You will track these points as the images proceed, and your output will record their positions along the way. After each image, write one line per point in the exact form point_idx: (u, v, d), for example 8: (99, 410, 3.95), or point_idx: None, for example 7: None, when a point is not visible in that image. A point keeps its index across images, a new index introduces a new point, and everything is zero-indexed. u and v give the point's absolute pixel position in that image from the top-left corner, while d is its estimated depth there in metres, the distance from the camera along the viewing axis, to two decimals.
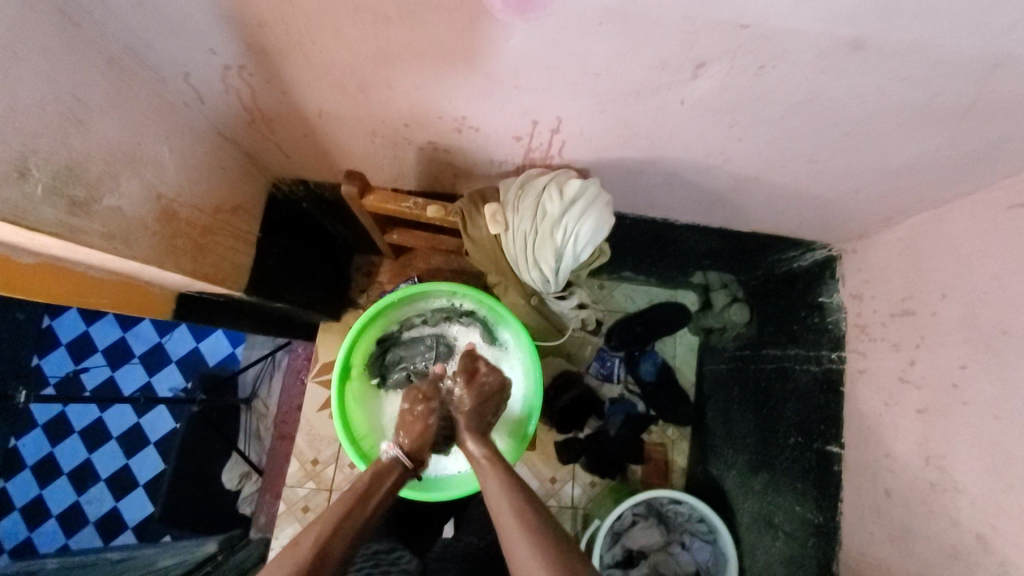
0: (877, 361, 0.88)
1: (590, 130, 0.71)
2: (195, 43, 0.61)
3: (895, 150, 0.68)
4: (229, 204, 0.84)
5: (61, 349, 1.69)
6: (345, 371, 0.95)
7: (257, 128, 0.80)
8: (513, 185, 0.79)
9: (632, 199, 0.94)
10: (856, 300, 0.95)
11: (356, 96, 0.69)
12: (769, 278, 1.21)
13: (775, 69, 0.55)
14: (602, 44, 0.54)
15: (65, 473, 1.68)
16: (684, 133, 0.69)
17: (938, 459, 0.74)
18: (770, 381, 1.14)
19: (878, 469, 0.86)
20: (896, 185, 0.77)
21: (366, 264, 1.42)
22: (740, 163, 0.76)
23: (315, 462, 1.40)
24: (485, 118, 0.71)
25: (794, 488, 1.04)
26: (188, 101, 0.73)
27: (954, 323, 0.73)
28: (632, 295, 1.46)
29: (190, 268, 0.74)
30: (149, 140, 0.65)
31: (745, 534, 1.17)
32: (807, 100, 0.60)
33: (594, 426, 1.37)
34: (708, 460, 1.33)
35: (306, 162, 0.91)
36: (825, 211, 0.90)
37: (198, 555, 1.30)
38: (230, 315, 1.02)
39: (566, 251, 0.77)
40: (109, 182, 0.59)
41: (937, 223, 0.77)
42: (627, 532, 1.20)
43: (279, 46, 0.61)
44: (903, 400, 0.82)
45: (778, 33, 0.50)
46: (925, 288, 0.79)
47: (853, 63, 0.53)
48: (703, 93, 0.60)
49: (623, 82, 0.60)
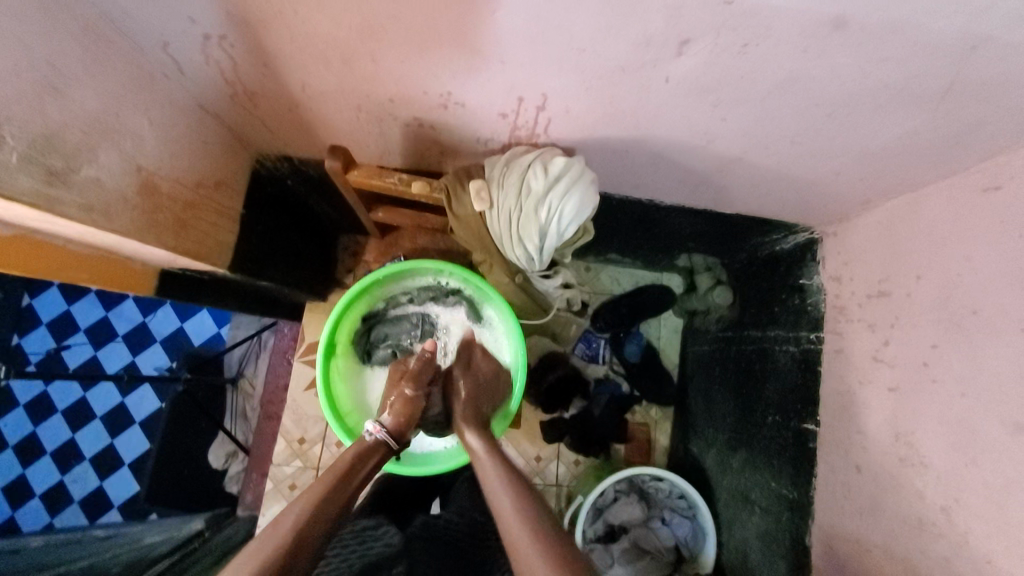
0: (853, 341, 0.90)
1: (575, 108, 0.71)
2: (175, 12, 0.60)
3: (874, 133, 0.69)
4: (211, 179, 0.83)
5: (42, 328, 1.69)
6: (330, 348, 0.96)
7: (240, 102, 0.79)
8: (499, 162, 0.79)
9: (619, 179, 0.95)
10: (835, 282, 0.97)
11: (341, 70, 0.69)
12: (752, 260, 1.23)
13: (758, 48, 0.56)
14: (588, 18, 0.54)
15: (48, 452, 1.67)
16: (670, 112, 0.70)
17: (907, 435, 0.77)
18: (751, 360, 1.17)
19: (850, 445, 0.89)
20: (876, 168, 0.78)
21: (352, 244, 1.42)
22: (724, 143, 0.76)
23: (302, 441, 1.41)
24: (471, 94, 0.71)
25: (770, 464, 1.07)
26: (168, 72, 0.71)
27: (927, 303, 0.75)
28: (619, 278, 1.47)
29: (172, 244, 0.74)
30: (129, 111, 0.64)
31: (724, 509, 1.20)
32: (788, 80, 0.60)
33: (579, 406, 1.39)
34: (690, 438, 1.36)
35: (290, 138, 0.90)
36: (807, 194, 0.91)
37: (185, 532, 1.31)
38: (213, 293, 1.00)
39: (551, 228, 0.77)
40: (87, 152, 0.58)
41: (914, 206, 0.79)
42: (609, 508, 1.24)
43: (261, 15, 0.60)
44: (876, 378, 0.84)
45: (761, 12, 0.50)
46: (901, 270, 0.81)
47: (835, 44, 0.54)
48: (688, 71, 0.61)
49: (609, 59, 0.60)
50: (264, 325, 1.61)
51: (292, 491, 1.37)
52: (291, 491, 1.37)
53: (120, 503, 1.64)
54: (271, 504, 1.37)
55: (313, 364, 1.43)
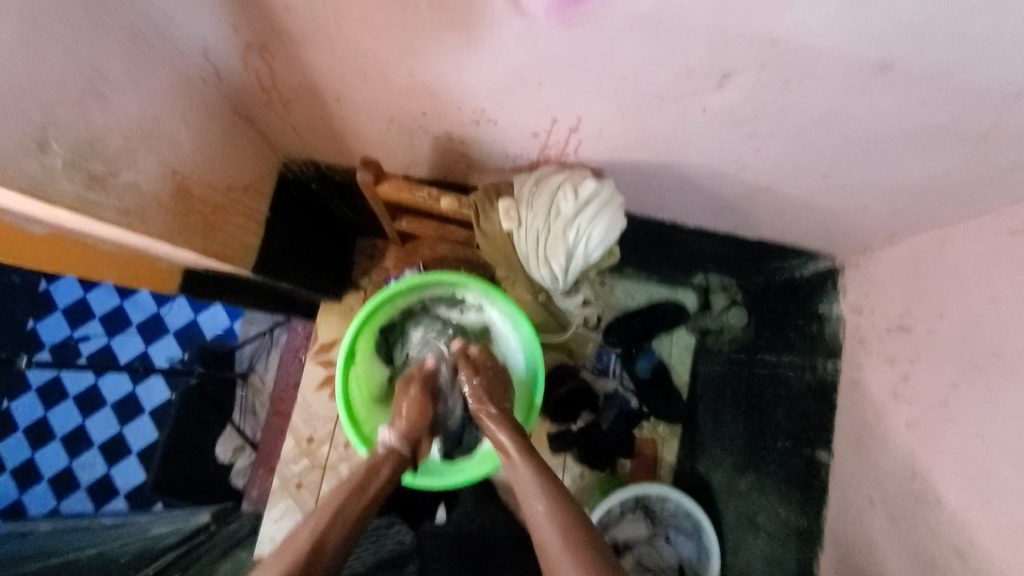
0: (871, 374, 0.90)
1: (607, 131, 0.71)
2: (219, 22, 0.61)
3: (907, 170, 0.69)
4: (241, 182, 0.84)
5: (57, 313, 1.70)
6: (349, 354, 0.96)
7: (274, 108, 0.80)
8: (527, 181, 0.79)
9: (643, 200, 0.94)
10: (855, 313, 0.96)
11: (376, 83, 0.69)
12: (769, 284, 1.22)
13: (799, 85, 0.56)
14: (630, 49, 0.54)
15: (58, 437, 1.69)
16: (702, 141, 0.70)
17: (924, 473, 0.76)
18: (764, 384, 1.16)
19: (864, 479, 0.88)
20: (906, 204, 0.77)
21: (369, 247, 1.43)
22: (754, 171, 0.76)
23: (310, 440, 1.41)
24: (504, 112, 0.71)
25: (779, 490, 1.06)
26: (205, 77, 0.72)
27: (950, 342, 0.75)
28: (632, 292, 1.45)
29: (200, 246, 0.74)
30: (167, 115, 0.65)
31: (730, 532, 1.19)
32: (826, 116, 0.60)
33: (586, 420, 1.38)
34: (696, 457, 1.35)
35: (320, 145, 0.91)
36: (832, 224, 0.91)
37: (191, 524, 1.32)
38: (233, 290, 1.01)
39: (577, 250, 0.78)
40: (127, 157, 0.59)
41: (941, 242, 0.78)
42: (615, 524, 1.22)
43: (305, 29, 0.60)
44: (894, 413, 0.84)
45: (805, 51, 0.50)
46: (925, 306, 0.80)
47: (876, 85, 0.54)
48: (725, 103, 0.61)
49: (647, 87, 0.60)
50: (277, 322, 1.61)
51: (298, 489, 1.39)
52: (298, 490, 1.38)
53: (127, 491, 1.65)
54: (278, 501, 1.38)
55: (325, 365, 1.44)
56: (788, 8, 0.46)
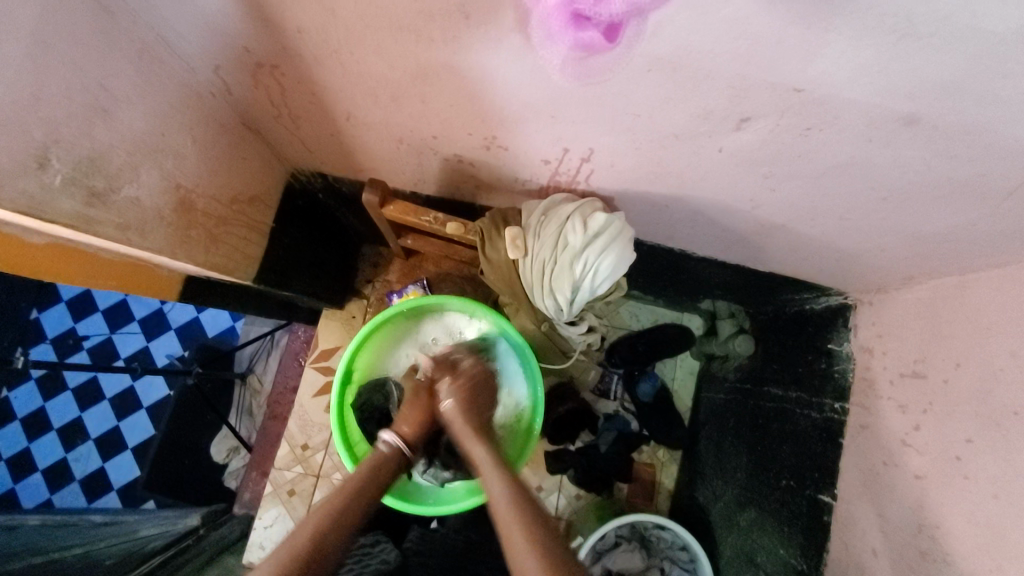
0: (881, 420, 0.88)
1: (620, 163, 0.69)
2: (230, 39, 0.60)
3: (928, 219, 0.67)
4: (246, 194, 0.83)
5: (61, 305, 1.70)
6: (347, 376, 0.95)
7: (283, 123, 0.79)
8: (536, 210, 0.78)
9: (654, 229, 0.92)
10: (866, 353, 0.94)
11: (388, 105, 0.68)
12: (779, 314, 1.19)
13: (822, 132, 0.54)
14: (648, 88, 0.52)
15: (54, 428, 1.69)
16: (717, 178, 0.68)
17: (931, 528, 0.74)
18: (768, 419, 1.13)
19: (870, 527, 0.86)
20: (924, 249, 0.75)
21: (374, 255, 1.42)
22: (769, 211, 0.75)
23: (305, 448, 1.40)
24: (515, 140, 0.69)
25: (779, 530, 1.04)
26: (215, 90, 0.71)
27: (965, 396, 0.72)
28: (638, 314, 1.43)
29: (201, 259, 0.73)
30: (174, 129, 0.64)
31: (727, 567, 1.16)
32: (848, 163, 0.58)
33: (585, 440, 1.36)
34: (695, 486, 1.31)
35: (328, 158, 0.90)
36: (847, 263, 0.89)
37: (181, 527, 1.31)
38: (234, 299, 1.00)
39: (584, 283, 0.76)
40: (129, 172, 0.58)
41: (960, 290, 0.76)
42: (608, 552, 1.20)
43: (316, 52, 0.59)
44: (903, 463, 0.82)
45: (832, 100, 0.49)
46: (939, 355, 0.78)
47: (904, 137, 0.52)
48: (743, 144, 0.59)
49: (663, 125, 0.58)
50: (277, 325, 1.60)
51: (290, 496, 1.37)
52: (290, 497, 1.37)
53: (120, 487, 1.65)
54: (269, 507, 1.37)
55: (324, 372, 1.42)
56: (817, 56, 0.44)
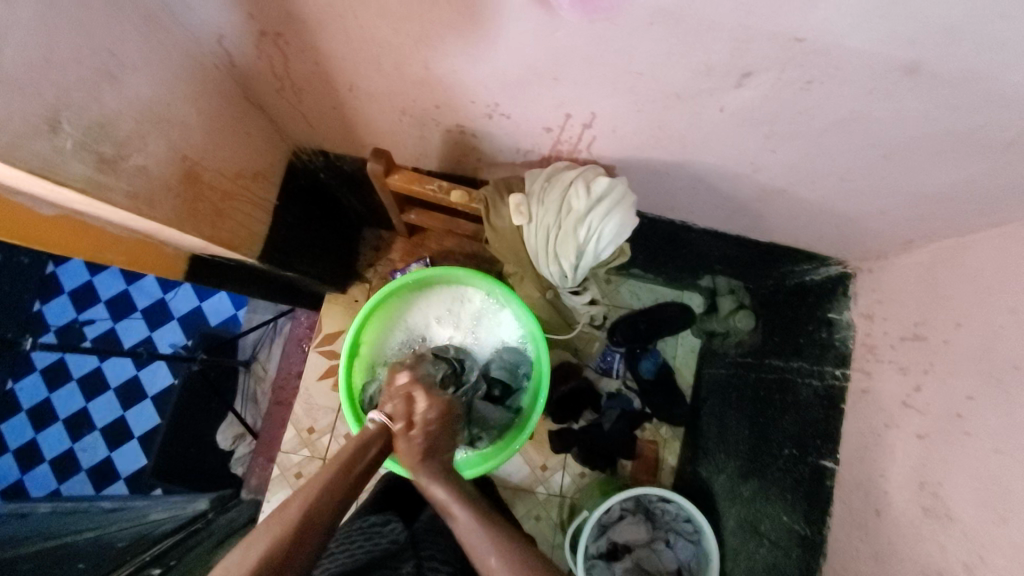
0: (882, 383, 0.89)
1: (622, 128, 0.70)
2: (233, 7, 0.60)
3: (925, 177, 0.68)
4: (250, 170, 0.83)
5: (64, 296, 1.72)
6: (353, 349, 0.95)
7: (286, 96, 0.79)
8: (540, 177, 0.78)
9: (654, 200, 0.93)
10: (867, 319, 0.95)
11: (391, 73, 0.68)
12: (779, 288, 1.20)
13: (824, 86, 0.55)
14: (652, 43, 0.53)
15: (61, 419, 1.70)
16: (720, 140, 0.69)
17: (933, 485, 0.75)
18: (770, 390, 1.15)
19: (871, 488, 0.88)
20: (923, 210, 0.76)
21: (375, 238, 1.42)
22: (770, 174, 0.75)
23: (311, 431, 1.41)
24: (518, 106, 0.70)
25: (783, 498, 1.05)
26: (219, 63, 0.71)
27: (966, 353, 0.73)
28: (638, 293, 1.45)
29: (208, 233, 0.73)
30: (179, 100, 0.64)
31: (730, 537, 1.18)
32: (850, 119, 0.59)
33: (588, 419, 1.39)
34: (698, 461, 1.32)
35: (331, 134, 0.91)
36: (846, 229, 0.90)
37: (190, 511, 1.32)
38: (240, 279, 1.01)
39: (588, 249, 0.77)
40: (138, 141, 0.59)
41: (959, 251, 0.77)
42: (613, 526, 1.23)
43: (320, 17, 0.60)
44: (904, 423, 0.83)
45: (833, 52, 0.50)
46: (939, 316, 0.79)
47: (905, 88, 0.53)
48: (746, 102, 0.60)
49: (666, 84, 0.59)
50: (280, 311, 1.61)
51: (298, 479, 1.39)
52: (297, 479, 1.38)
53: (126, 476, 1.66)
54: (278, 490, 1.39)
55: (328, 355, 1.44)
56: (819, 2, 0.45)
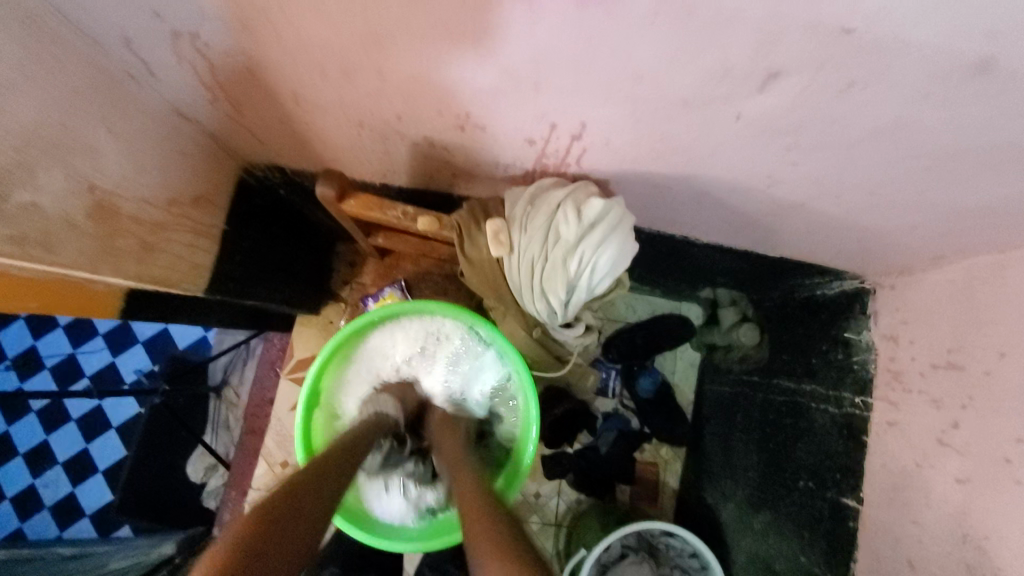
0: (911, 415, 0.80)
1: (616, 140, 0.60)
2: (136, 4, 0.49)
3: (971, 191, 0.58)
4: (188, 194, 0.72)
5: (19, 321, 1.59)
6: (314, 397, 0.84)
7: (223, 109, 0.68)
8: (521, 198, 0.68)
9: (652, 215, 0.83)
10: (890, 342, 0.86)
11: (341, 81, 0.57)
12: (787, 301, 1.11)
13: (864, 90, 0.45)
14: (653, 42, 0.42)
15: (20, 453, 1.58)
16: (732, 153, 0.59)
17: (979, 540, 0.66)
18: (781, 415, 1.05)
19: (902, 535, 0.79)
20: (961, 226, 0.67)
21: (349, 255, 1.31)
22: (787, 188, 0.65)
23: (284, 465, 1.30)
24: (493, 117, 0.59)
25: (800, 535, 0.96)
26: (135, 72, 0.60)
27: (1015, 390, 0.64)
28: (634, 305, 1.32)
29: (134, 273, 0.62)
30: (80, 119, 0.53)
31: (740, 574, 1.08)
32: (891, 128, 0.49)
33: (583, 442, 1.28)
34: (702, 486, 1.22)
35: (283, 150, 0.79)
36: (868, 244, 0.80)
37: (153, 558, 1.22)
38: (191, 312, 0.89)
39: (580, 282, 0.66)
40: (22, 173, 0.47)
41: (1002, 271, 0.68)
42: (614, 565, 1.11)
43: (244, 16, 0.49)
44: (940, 463, 0.74)
45: (882, 48, 0.39)
46: (979, 344, 0.70)
47: (968, 91, 0.42)
48: (765, 110, 0.50)
49: (669, 89, 0.49)
50: (251, 334, 1.48)
51: None
52: None
53: (92, 513, 1.54)
54: None
55: (302, 383, 1.32)
56: None
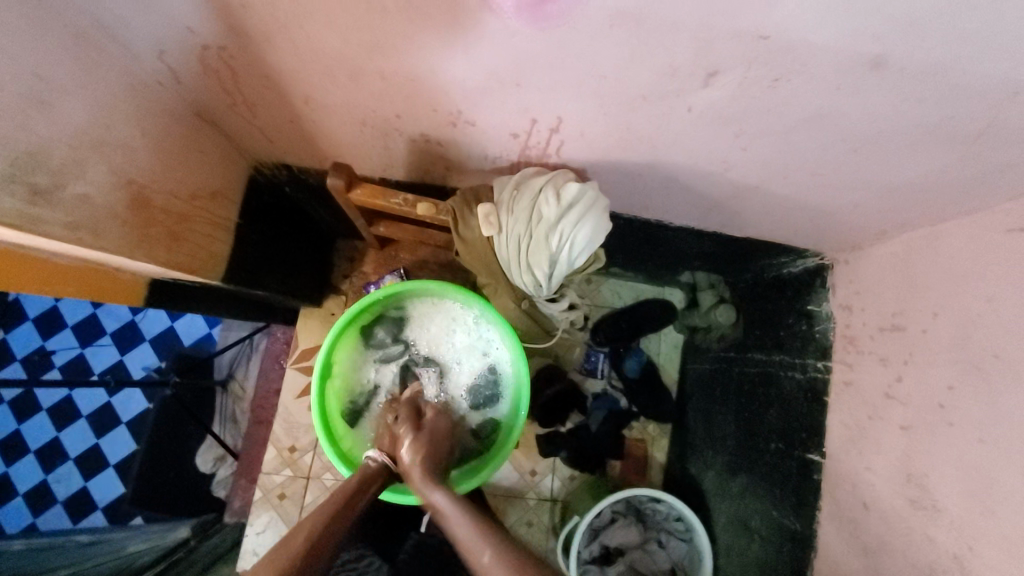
0: (864, 374, 0.89)
1: (589, 132, 0.68)
2: (171, 21, 0.57)
3: (897, 169, 0.67)
4: (207, 189, 0.79)
5: (28, 324, 1.65)
6: (325, 370, 0.92)
7: (239, 111, 0.76)
8: (508, 185, 0.76)
9: (627, 200, 0.91)
10: (846, 311, 0.95)
11: (347, 85, 0.66)
12: (757, 281, 1.20)
13: (790, 83, 0.53)
14: (613, 47, 0.51)
15: (32, 450, 1.64)
16: (689, 141, 0.67)
17: (919, 478, 0.75)
18: (754, 385, 1.14)
19: (858, 482, 0.87)
20: (897, 200, 0.76)
21: (348, 249, 1.39)
22: (741, 171, 0.74)
23: (293, 450, 1.37)
24: (481, 113, 0.68)
25: (771, 493, 1.05)
26: (163, 80, 0.68)
27: (944, 343, 0.73)
28: (620, 291, 1.41)
29: (164, 259, 0.69)
30: (121, 122, 0.61)
31: (722, 534, 1.16)
32: (819, 115, 0.58)
33: (575, 421, 1.36)
34: (686, 458, 1.32)
35: (292, 149, 0.87)
36: (821, 222, 0.89)
37: (170, 540, 1.28)
38: (207, 301, 0.97)
39: (561, 257, 0.75)
40: (75, 168, 0.55)
41: (932, 240, 0.77)
42: (605, 529, 1.19)
43: (265, 29, 0.57)
44: (887, 414, 0.83)
45: (799, 47, 0.48)
46: (917, 306, 0.78)
47: (873, 82, 0.51)
48: (712, 102, 0.58)
49: (630, 85, 0.57)
50: (255, 328, 1.55)
51: (281, 500, 1.34)
52: (281, 501, 1.33)
53: (104, 505, 1.59)
54: (260, 513, 1.34)
55: (306, 371, 1.39)
56: (780, 0, 0.43)
